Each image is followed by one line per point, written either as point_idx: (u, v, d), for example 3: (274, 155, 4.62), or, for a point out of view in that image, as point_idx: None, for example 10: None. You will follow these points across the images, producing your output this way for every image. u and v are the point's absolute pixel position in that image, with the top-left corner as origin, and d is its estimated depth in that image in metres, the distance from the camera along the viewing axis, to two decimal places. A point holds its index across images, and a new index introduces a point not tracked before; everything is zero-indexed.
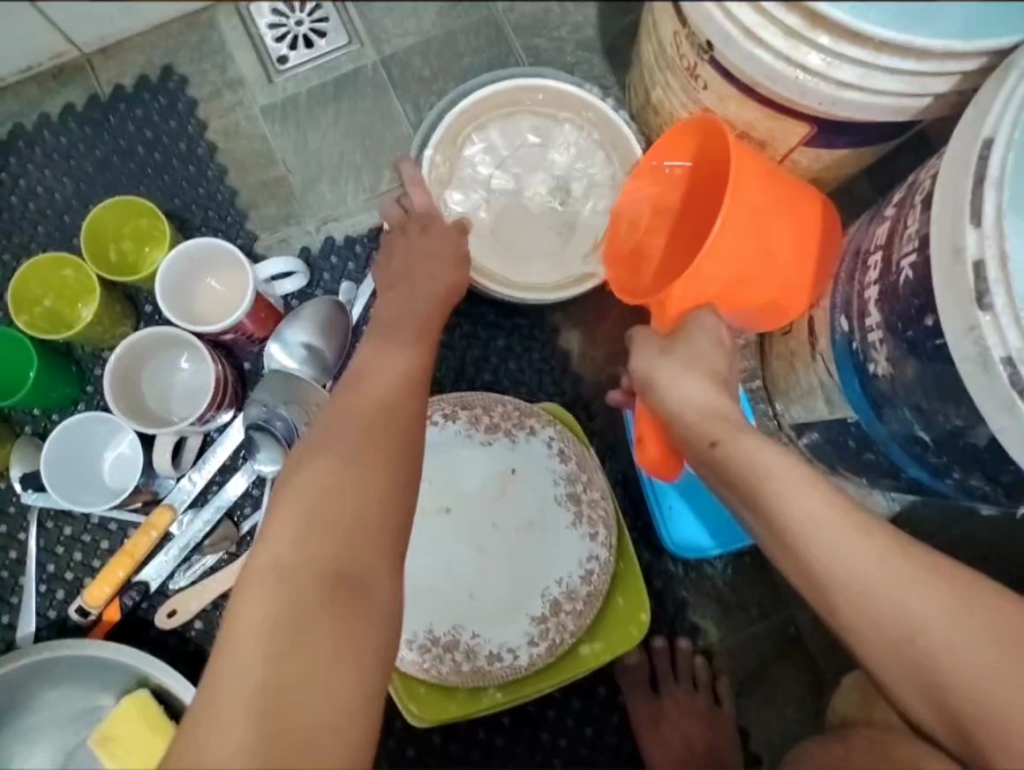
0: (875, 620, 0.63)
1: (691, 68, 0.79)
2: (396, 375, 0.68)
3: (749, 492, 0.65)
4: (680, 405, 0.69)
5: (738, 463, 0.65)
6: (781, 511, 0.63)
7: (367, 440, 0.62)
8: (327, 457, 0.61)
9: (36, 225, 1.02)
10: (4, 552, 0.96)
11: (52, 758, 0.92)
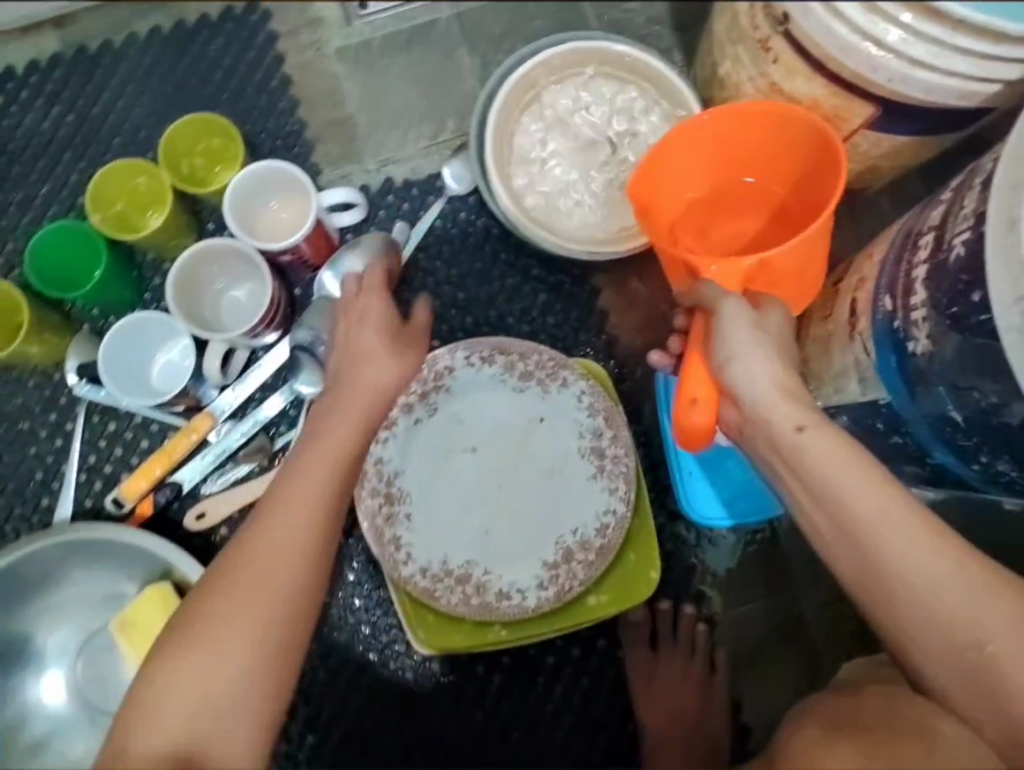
0: (921, 618, 0.67)
1: (763, 41, 0.81)
2: (305, 503, 0.75)
3: (818, 481, 0.69)
4: (758, 383, 0.72)
5: (813, 450, 0.69)
6: (854, 504, 0.68)
7: (263, 578, 0.70)
8: (223, 590, 0.70)
9: (113, 137, 1.04)
10: (50, 439, 1.01)
11: (74, 636, 0.97)
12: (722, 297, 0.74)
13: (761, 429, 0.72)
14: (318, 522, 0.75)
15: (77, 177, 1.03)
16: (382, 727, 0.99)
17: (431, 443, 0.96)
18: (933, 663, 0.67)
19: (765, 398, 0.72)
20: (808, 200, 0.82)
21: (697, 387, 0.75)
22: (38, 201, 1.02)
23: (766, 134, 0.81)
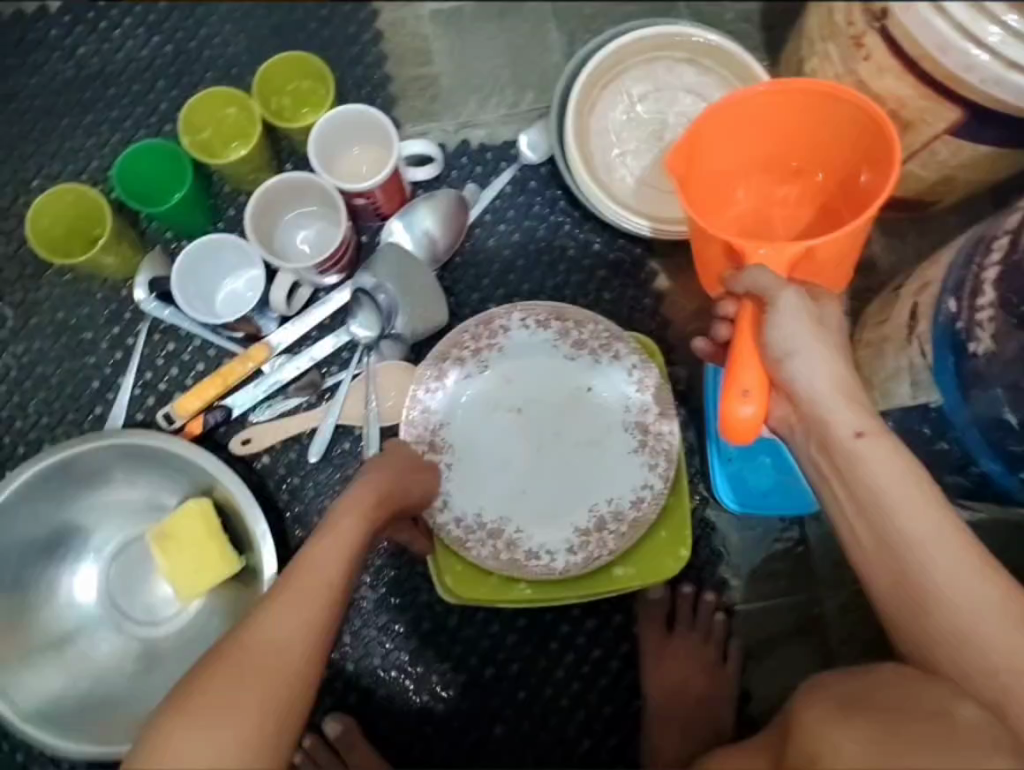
0: (944, 637, 0.67)
1: (856, 38, 0.82)
2: (307, 602, 0.67)
3: (867, 491, 0.70)
4: (818, 381, 0.72)
5: (868, 456, 0.70)
6: (901, 518, 0.68)
7: (257, 675, 0.62)
8: (207, 689, 0.61)
9: (206, 71, 1.07)
10: (111, 351, 1.05)
11: (111, 539, 1.01)
12: (780, 286, 0.74)
13: (818, 428, 0.72)
14: (319, 620, 0.67)
15: (168, 105, 1.07)
16: (393, 670, 1.01)
17: (480, 400, 0.98)
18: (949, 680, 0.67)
19: (823, 400, 0.72)
20: (853, 193, 0.83)
21: (748, 379, 0.75)
22: (129, 124, 1.06)
23: (819, 118, 0.81)
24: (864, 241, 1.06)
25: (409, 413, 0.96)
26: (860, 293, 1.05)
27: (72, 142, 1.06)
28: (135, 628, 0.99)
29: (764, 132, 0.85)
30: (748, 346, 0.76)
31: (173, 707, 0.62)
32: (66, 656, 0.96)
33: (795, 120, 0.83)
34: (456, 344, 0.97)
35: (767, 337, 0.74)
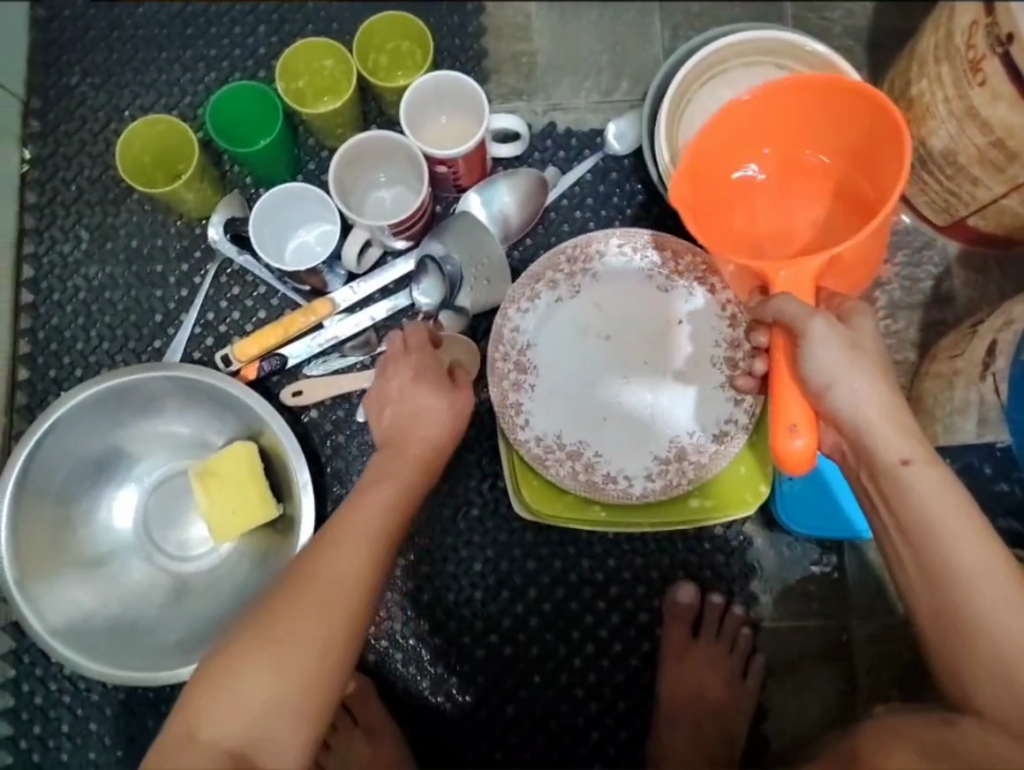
0: (985, 675, 0.65)
1: (975, 61, 0.81)
2: (366, 537, 0.75)
3: (915, 520, 0.67)
4: (864, 406, 0.69)
5: (919, 484, 0.67)
6: (952, 548, 0.66)
7: (312, 614, 0.69)
8: (279, 621, 0.68)
9: (307, 23, 1.08)
10: (177, 287, 1.06)
11: (156, 467, 1.02)
12: (810, 314, 0.71)
13: (863, 455, 0.70)
14: (378, 552, 0.74)
15: (265, 51, 1.08)
16: (410, 638, 1.01)
17: (568, 323, 1.00)
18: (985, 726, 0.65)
19: (872, 423, 0.69)
20: (867, 178, 0.80)
21: (793, 412, 0.73)
22: (224, 65, 1.08)
23: (824, 114, 0.79)
24: (944, 274, 1.03)
25: (498, 334, 0.98)
26: (932, 328, 1.02)
27: (167, 76, 1.08)
28: (166, 560, 1.01)
29: (766, 132, 0.82)
30: (786, 376, 0.74)
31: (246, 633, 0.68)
32: (102, 578, 0.98)
33: (794, 116, 0.80)
34: (551, 266, 0.99)
35: (801, 368, 0.72)
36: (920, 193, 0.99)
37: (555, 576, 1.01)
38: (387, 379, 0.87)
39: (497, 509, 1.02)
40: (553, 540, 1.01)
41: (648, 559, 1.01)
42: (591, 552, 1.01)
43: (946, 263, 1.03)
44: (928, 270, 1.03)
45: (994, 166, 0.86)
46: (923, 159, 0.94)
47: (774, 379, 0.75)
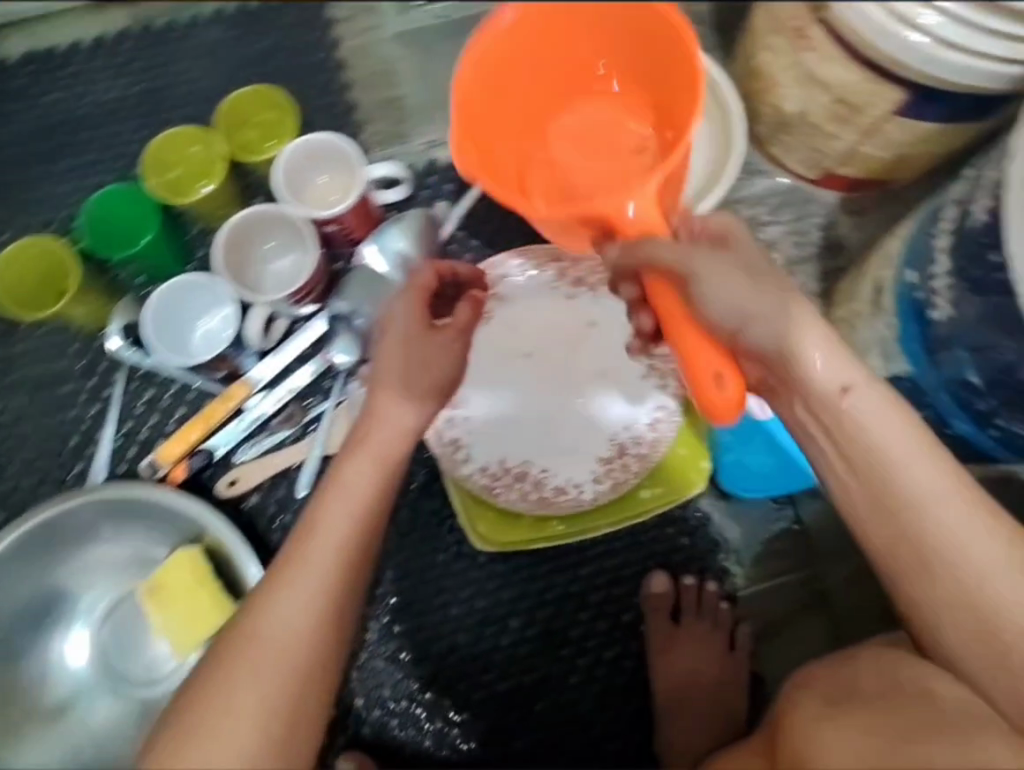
0: (956, 599, 0.65)
1: (798, 31, 0.87)
2: (311, 584, 0.69)
3: (863, 449, 0.66)
4: (782, 332, 0.66)
5: (865, 409, 0.66)
6: (905, 478, 0.65)
7: (258, 675, 0.65)
8: (205, 696, 0.65)
9: (174, 108, 1.02)
10: (88, 404, 1.03)
11: (100, 601, 1.01)
12: (685, 253, 0.65)
13: (793, 386, 0.68)
14: (325, 594, 0.69)
15: (135, 147, 1.03)
16: (403, 697, 1.00)
17: (487, 349, 1.01)
18: (964, 650, 0.65)
19: (815, 362, 0.67)
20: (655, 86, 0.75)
21: (708, 361, 0.65)
22: (96, 171, 1.01)
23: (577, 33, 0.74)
24: (829, 223, 1.07)
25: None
26: (830, 275, 1.06)
27: (38, 193, 1.01)
28: (135, 688, 0.98)
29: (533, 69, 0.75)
30: (682, 322, 0.66)
31: (178, 707, 0.66)
32: (71, 719, 0.97)
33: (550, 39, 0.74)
34: None
35: (698, 309, 0.66)
36: (791, 155, 1.02)
37: (533, 599, 1.02)
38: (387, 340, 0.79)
39: (461, 548, 1.02)
40: (523, 565, 1.02)
41: (618, 559, 1.03)
42: (563, 566, 1.02)
43: (829, 213, 1.07)
44: (815, 222, 1.07)
45: (842, 120, 0.91)
46: (784, 124, 0.98)
47: (667, 325, 0.67)
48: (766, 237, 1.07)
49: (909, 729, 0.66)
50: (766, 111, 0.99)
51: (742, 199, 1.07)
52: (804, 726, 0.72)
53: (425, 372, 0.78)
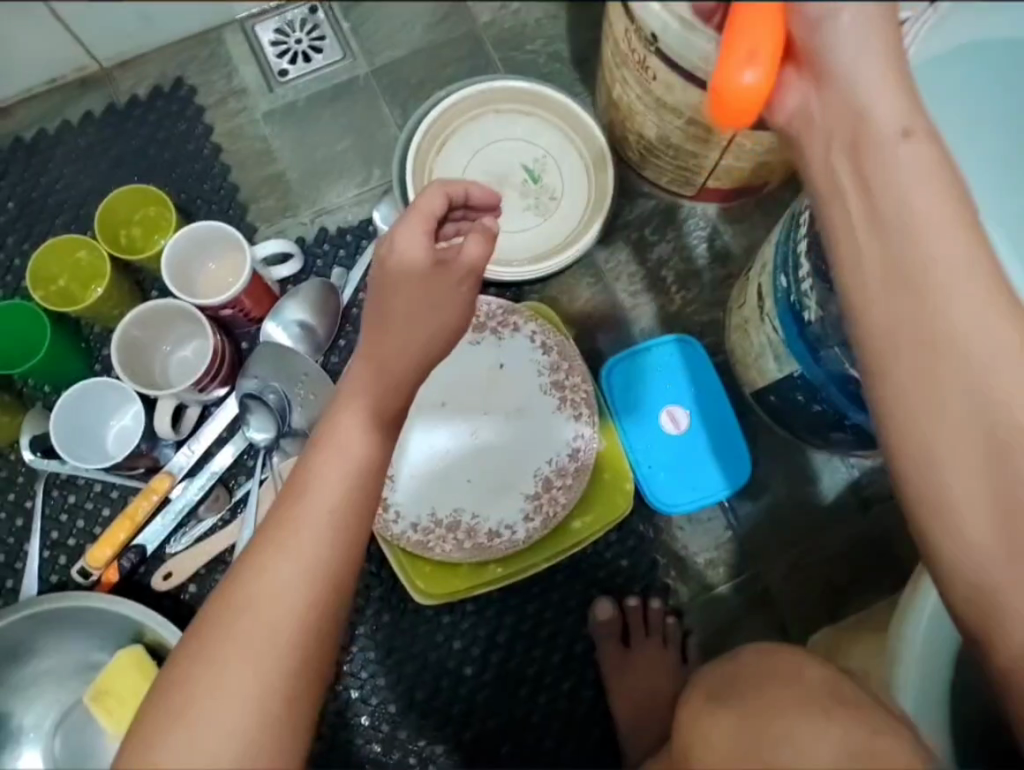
0: (955, 389, 0.58)
1: (641, 61, 0.88)
2: (302, 553, 0.63)
3: (892, 209, 0.58)
4: (862, 73, 0.56)
5: (906, 162, 0.57)
6: (948, 265, 0.57)
7: (250, 646, 0.61)
8: (193, 680, 0.61)
9: (55, 217, 1.05)
10: (11, 520, 1.02)
11: (48, 714, 0.98)
12: None
13: (849, 124, 0.58)
14: (319, 568, 0.63)
15: (22, 260, 1.04)
16: (368, 764, 0.99)
17: None
18: (952, 464, 0.59)
19: (871, 98, 0.57)
20: None
21: (760, 37, 0.52)
22: None
23: None
24: (715, 234, 1.11)
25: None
26: (722, 284, 1.10)
27: None
28: None
29: None
30: None
31: (168, 687, 0.62)
32: None
33: None
34: None
35: None
36: (663, 177, 1.06)
37: (484, 644, 1.02)
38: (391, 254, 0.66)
39: (406, 605, 1.03)
40: (469, 612, 1.03)
41: (561, 590, 1.03)
42: (509, 606, 1.03)
43: (713, 223, 1.11)
44: (701, 236, 1.11)
45: (699, 138, 0.94)
46: (648, 149, 1.02)
47: None
48: (655, 256, 1.10)
49: (778, 704, 0.70)
50: (633, 138, 1.02)
51: (627, 223, 1.11)
52: (692, 725, 0.74)
53: (422, 312, 0.66)
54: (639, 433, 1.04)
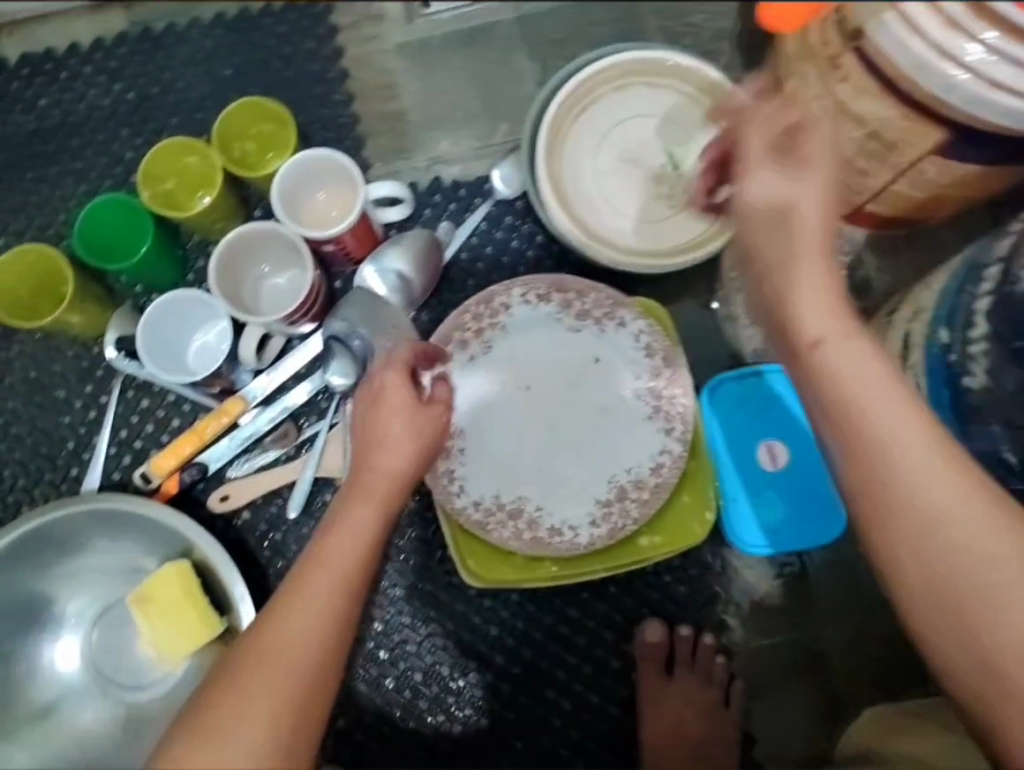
0: (915, 541, 0.60)
1: (832, 57, 0.79)
2: (321, 595, 0.70)
3: (842, 403, 0.62)
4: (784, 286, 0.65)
5: (841, 362, 0.62)
6: (889, 438, 0.60)
7: (275, 683, 0.65)
8: (197, 747, 0.62)
9: (171, 116, 1.02)
10: (85, 411, 1.02)
11: (90, 606, 1.00)
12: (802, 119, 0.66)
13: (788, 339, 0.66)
14: (331, 605, 0.69)
15: (133, 155, 1.02)
16: (384, 729, 0.98)
17: (487, 378, 0.96)
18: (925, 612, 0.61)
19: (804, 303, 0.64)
20: None
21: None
22: (93, 175, 1.01)
23: None
24: (855, 262, 1.01)
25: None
26: None
27: (37, 196, 1.01)
28: (120, 694, 0.98)
29: None
30: None
31: (172, 761, 0.62)
32: (52, 725, 0.96)
33: None
34: (459, 327, 0.95)
35: None
36: None
37: (520, 638, 0.99)
38: (379, 408, 0.79)
39: (450, 581, 1.00)
40: (512, 603, 0.99)
41: (611, 603, 0.99)
42: (553, 606, 0.99)
43: (855, 250, 1.01)
44: (843, 262, 1.01)
45: (875, 156, 0.84)
46: None
47: None
48: None
49: None
50: None
51: None
52: None
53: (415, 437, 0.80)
54: (729, 461, 0.98)
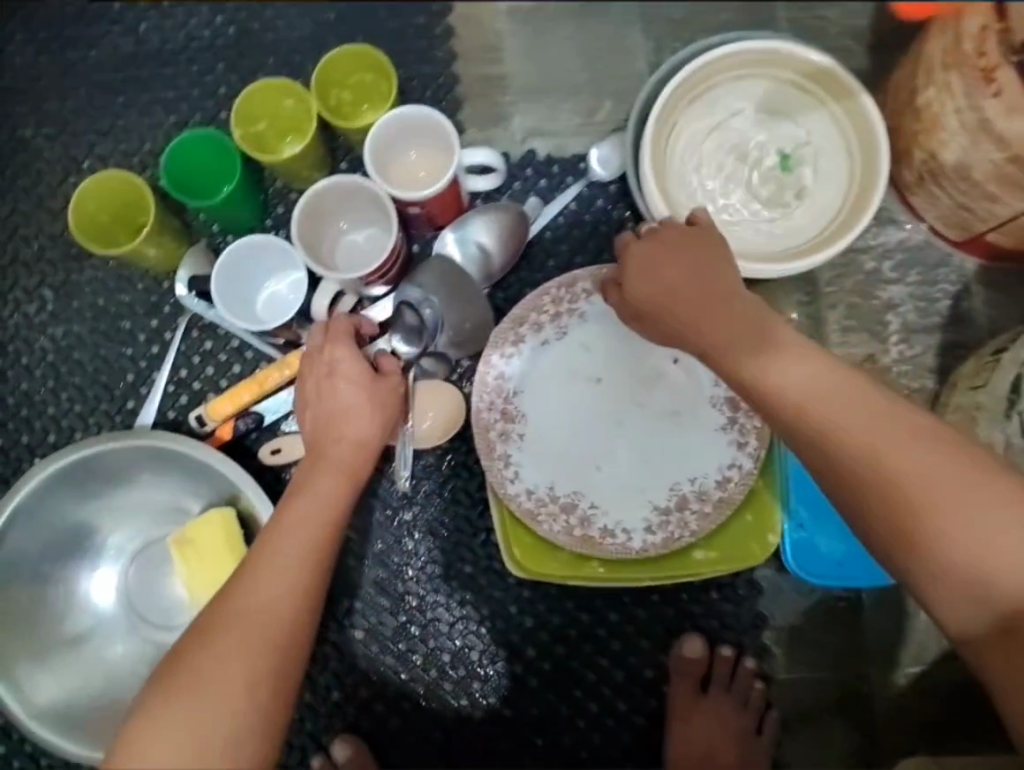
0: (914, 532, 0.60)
1: (987, 70, 0.74)
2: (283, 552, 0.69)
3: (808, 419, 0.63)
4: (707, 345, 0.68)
5: (791, 382, 0.64)
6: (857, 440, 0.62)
7: (243, 629, 0.65)
8: (175, 692, 0.63)
9: (268, 56, 0.99)
10: (147, 345, 1.01)
11: (131, 541, 1.00)
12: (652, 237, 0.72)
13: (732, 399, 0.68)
14: (296, 559, 0.69)
15: (225, 91, 0.99)
16: (404, 703, 0.97)
17: (559, 366, 0.93)
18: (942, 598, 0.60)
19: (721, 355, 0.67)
20: None
21: None
22: (184, 107, 0.99)
23: None
24: (961, 294, 0.94)
25: (482, 381, 0.92)
26: (949, 352, 0.94)
27: (125, 122, 1.00)
28: (151, 630, 0.98)
29: None
30: None
31: (151, 709, 0.63)
32: (82, 653, 0.96)
33: None
34: (538, 308, 0.92)
35: None
36: (932, 208, 0.90)
37: (554, 633, 0.96)
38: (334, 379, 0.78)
39: (490, 565, 0.97)
40: (551, 597, 0.97)
41: (652, 611, 0.96)
42: (592, 606, 0.96)
43: (962, 280, 0.95)
44: (949, 290, 0.95)
45: (1012, 182, 0.78)
46: (935, 173, 0.85)
47: None
48: (884, 296, 0.95)
49: None
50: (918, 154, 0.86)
51: (866, 248, 0.95)
52: None
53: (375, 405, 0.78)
54: (800, 487, 0.93)
